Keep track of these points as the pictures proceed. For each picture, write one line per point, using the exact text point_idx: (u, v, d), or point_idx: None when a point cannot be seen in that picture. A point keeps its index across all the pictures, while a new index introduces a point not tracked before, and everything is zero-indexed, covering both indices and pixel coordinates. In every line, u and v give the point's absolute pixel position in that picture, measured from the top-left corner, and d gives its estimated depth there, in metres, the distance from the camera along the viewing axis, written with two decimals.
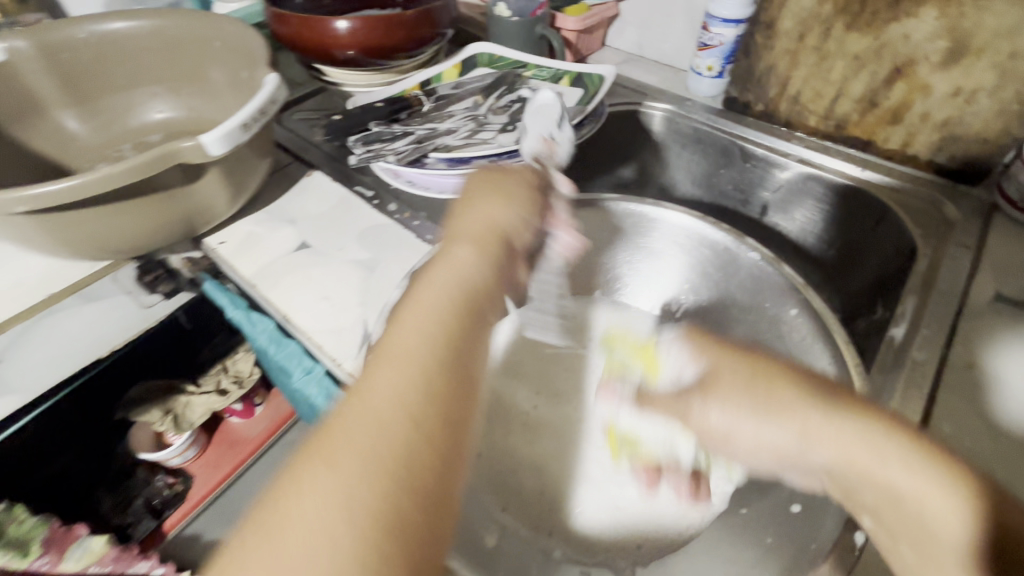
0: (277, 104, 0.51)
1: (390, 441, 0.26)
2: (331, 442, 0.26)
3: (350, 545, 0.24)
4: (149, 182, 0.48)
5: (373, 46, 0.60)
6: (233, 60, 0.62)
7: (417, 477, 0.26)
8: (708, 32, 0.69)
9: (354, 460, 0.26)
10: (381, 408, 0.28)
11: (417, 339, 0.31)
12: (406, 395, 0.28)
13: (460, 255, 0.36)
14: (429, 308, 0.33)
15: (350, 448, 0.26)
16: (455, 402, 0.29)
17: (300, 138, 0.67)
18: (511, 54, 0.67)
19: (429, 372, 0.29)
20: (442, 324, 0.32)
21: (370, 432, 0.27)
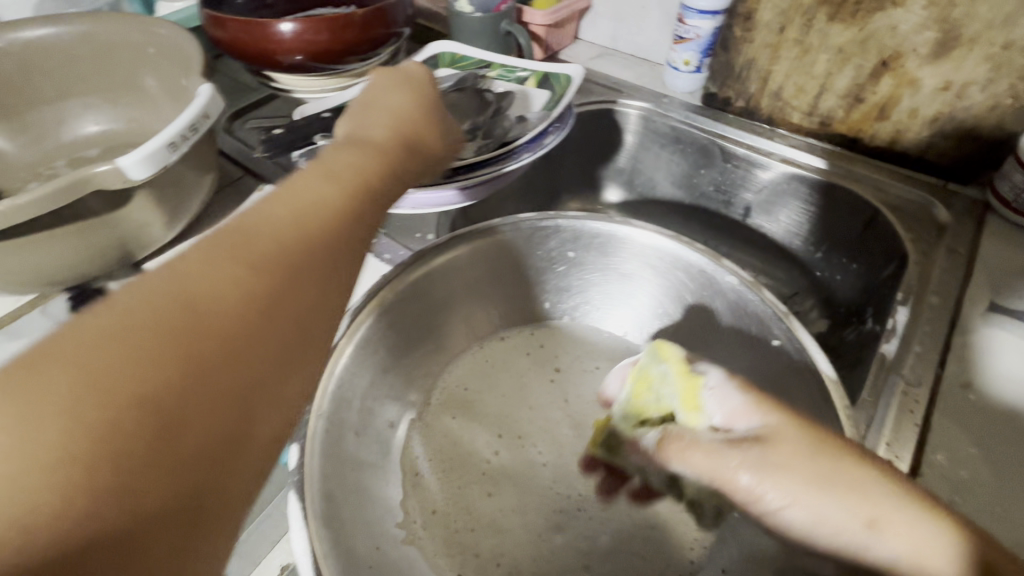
0: (212, 118, 0.47)
1: (159, 380, 0.21)
2: (67, 363, 0.20)
3: (52, 492, 0.18)
4: (70, 209, 0.43)
5: (319, 51, 0.55)
6: (170, 67, 0.57)
7: (182, 429, 0.21)
8: (684, 24, 0.65)
9: (60, 397, 0.20)
10: (154, 342, 0.22)
11: (225, 283, 0.25)
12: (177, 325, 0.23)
13: (315, 178, 0.31)
14: (257, 234, 0.27)
15: (68, 371, 0.20)
16: (261, 354, 0.25)
17: (247, 149, 0.62)
18: (475, 54, 0.63)
19: (238, 324, 0.24)
20: (271, 256, 0.27)
21: (109, 366, 0.21)
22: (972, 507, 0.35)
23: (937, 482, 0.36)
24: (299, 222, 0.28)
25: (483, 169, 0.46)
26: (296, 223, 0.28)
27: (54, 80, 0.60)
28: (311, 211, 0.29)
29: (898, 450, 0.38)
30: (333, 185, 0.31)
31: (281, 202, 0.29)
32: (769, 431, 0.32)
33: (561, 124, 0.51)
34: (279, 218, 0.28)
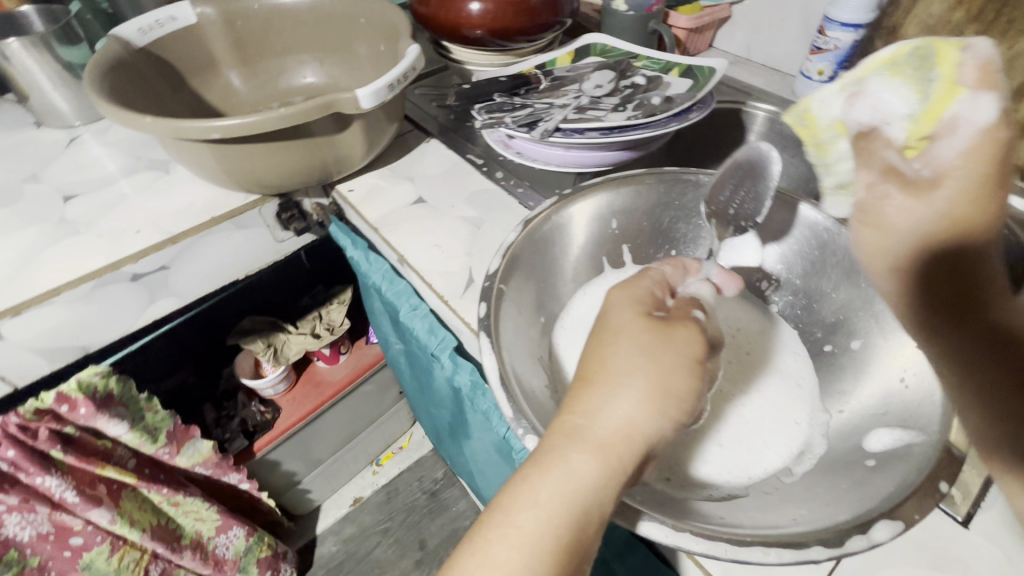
0: (416, 71, 0.58)
1: (537, 562, 0.29)
2: (536, 486, 0.31)
3: None
4: (305, 127, 0.56)
5: (498, 28, 0.66)
6: (376, 35, 0.70)
7: None
8: (824, 36, 0.69)
9: (541, 523, 0.30)
10: (541, 517, 0.30)
11: (572, 486, 0.30)
12: (535, 531, 0.30)
13: (616, 408, 0.32)
14: (574, 478, 0.31)
15: (501, 560, 0.29)
16: (588, 531, 0.30)
17: (420, 110, 0.75)
18: (624, 45, 0.71)
19: (578, 536, 0.30)
20: (589, 500, 0.31)
21: (521, 545, 0.30)
22: None
23: None
24: (634, 433, 0.32)
25: (633, 131, 0.53)
26: (629, 432, 0.32)
27: (283, 38, 0.75)
28: (640, 421, 0.32)
29: None
30: (638, 386, 0.33)
31: (619, 404, 0.32)
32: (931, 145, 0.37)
33: (703, 105, 0.57)
34: (602, 447, 0.31)
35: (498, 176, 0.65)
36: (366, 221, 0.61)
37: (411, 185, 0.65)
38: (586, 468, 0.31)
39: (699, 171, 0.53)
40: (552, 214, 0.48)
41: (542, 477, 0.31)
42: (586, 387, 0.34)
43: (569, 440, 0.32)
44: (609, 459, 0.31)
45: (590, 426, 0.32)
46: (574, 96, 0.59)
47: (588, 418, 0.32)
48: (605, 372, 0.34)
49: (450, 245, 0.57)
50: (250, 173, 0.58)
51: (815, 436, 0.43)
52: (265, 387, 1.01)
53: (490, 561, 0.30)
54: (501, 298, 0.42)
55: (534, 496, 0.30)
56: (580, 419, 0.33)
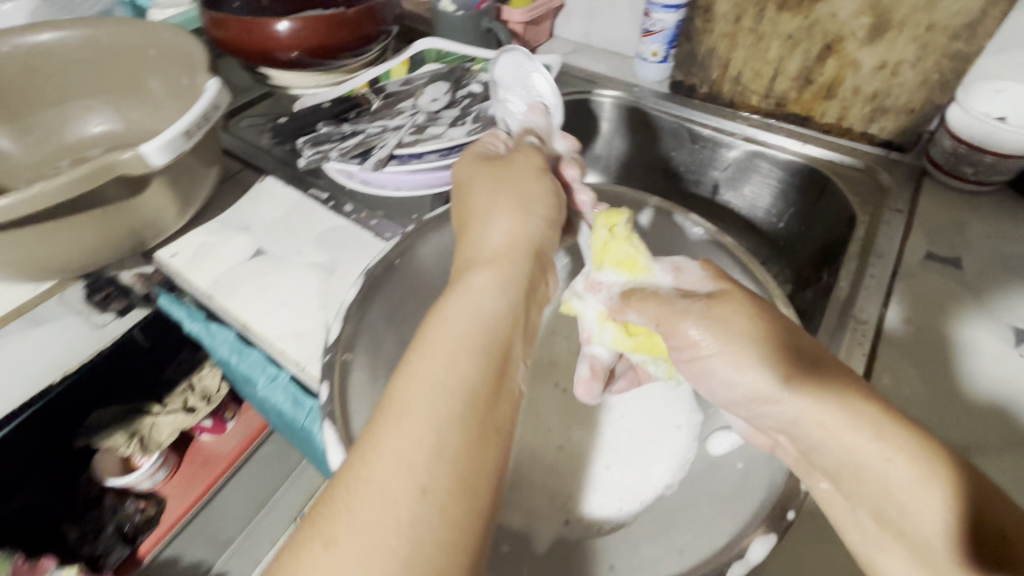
0: (220, 109, 0.50)
1: (462, 377, 0.27)
2: (442, 312, 0.30)
3: (428, 514, 0.23)
4: (91, 197, 0.46)
5: (316, 46, 0.59)
6: (172, 68, 0.60)
7: (485, 413, 0.26)
8: (651, 18, 0.71)
9: (461, 338, 0.29)
10: (462, 332, 0.29)
11: (478, 298, 0.31)
12: (456, 351, 0.28)
13: (498, 225, 0.36)
14: (481, 299, 0.31)
15: (427, 387, 0.26)
16: (507, 353, 0.29)
17: (249, 144, 0.66)
18: (458, 48, 0.67)
19: (501, 339, 0.29)
20: (505, 311, 0.31)
21: (437, 359, 0.28)
22: (914, 416, 0.41)
23: None
24: (519, 241, 0.35)
25: None
26: (513, 242, 0.35)
27: (57, 84, 0.62)
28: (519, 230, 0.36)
29: None
30: (510, 210, 0.37)
31: (495, 225, 0.36)
32: (718, 293, 0.35)
33: None
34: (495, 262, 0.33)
35: (347, 209, 0.59)
36: (197, 288, 0.53)
37: (248, 236, 0.57)
38: (485, 281, 0.32)
39: None
40: (387, 270, 0.43)
41: (446, 302, 0.30)
42: (470, 225, 0.37)
43: (466, 268, 0.33)
44: (505, 267, 0.33)
45: (479, 251, 0.35)
46: (409, 114, 0.55)
47: (476, 246, 0.35)
48: (473, 214, 0.37)
49: (300, 300, 0.50)
50: (32, 260, 0.47)
51: (690, 440, 0.43)
52: (141, 480, 0.89)
53: (417, 383, 0.27)
54: (346, 373, 0.37)
55: (441, 319, 0.30)
56: (468, 250, 0.35)
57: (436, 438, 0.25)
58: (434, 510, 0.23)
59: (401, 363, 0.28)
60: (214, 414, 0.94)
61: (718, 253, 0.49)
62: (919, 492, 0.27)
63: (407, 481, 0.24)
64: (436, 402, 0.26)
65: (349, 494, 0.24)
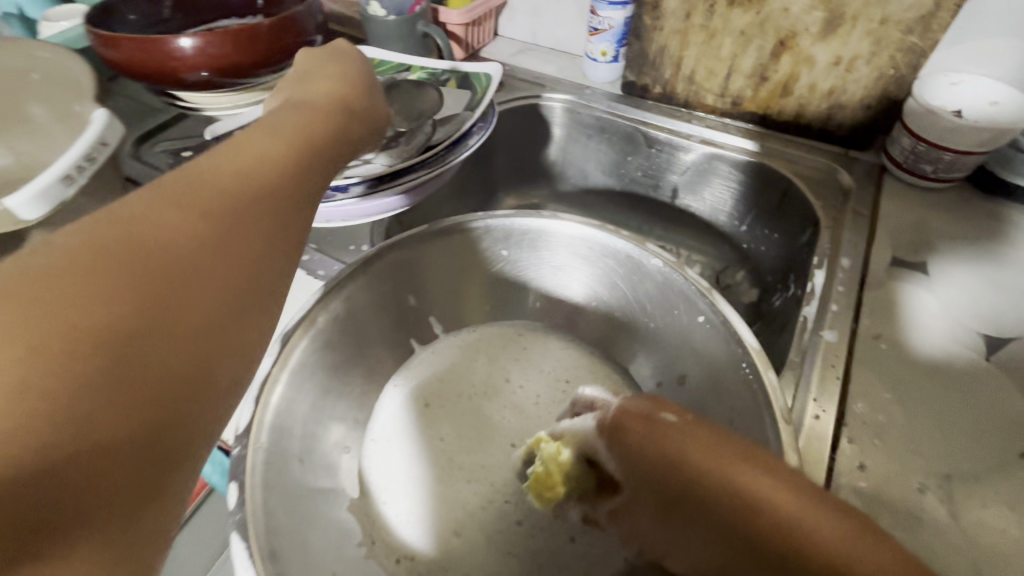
0: (111, 145, 0.44)
1: (179, 245, 0.27)
2: (190, 180, 0.29)
3: (59, 347, 0.21)
4: None
5: (229, 66, 0.53)
6: (60, 94, 0.52)
7: (184, 315, 0.26)
8: (598, 16, 0.67)
9: (206, 181, 0.29)
10: (213, 173, 0.30)
11: (235, 169, 0.31)
12: (185, 207, 0.28)
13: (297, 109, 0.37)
14: (242, 168, 0.31)
15: (152, 219, 0.27)
16: (251, 229, 0.29)
17: (155, 168, 0.58)
18: (392, 57, 0.62)
19: (217, 249, 0.28)
20: (250, 185, 0.30)
21: (174, 208, 0.28)
22: (893, 443, 0.39)
23: (861, 431, 0.39)
24: (303, 130, 0.35)
25: (411, 174, 0.46)
26: (297, 130, 0.35)
27: None
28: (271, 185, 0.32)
29: (826, 405, 0.40)
30: (277, 140, 0.34)
31: (293, 115, 0.36)
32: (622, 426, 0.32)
33: (485, 124, 0.51)
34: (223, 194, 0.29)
35: None
36: None
37: None
38: (264, 146, 0.33)
39: (481, 216, 0.44)
40: (305, 337, 0.36)
41: (211, 155, 0.31)
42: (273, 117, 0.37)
43: (249, 140, 0.33)
44: (276, 162, 0.32)
45: (256, 131, 0.34)
46: None
47: (267, 126, 0.35)
48: (288, 107, 0.37)
49: None
50: None
51: None
52: None
53: (144, 219, 0.26)
54: (264, 463, 0.32)
55: (191, 175, 0.29)
56: (256, 129, 0.34)
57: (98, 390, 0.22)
58: (71, 356, 0.22)
59: (79, 267, 0.24)
60: None
61: (677, 288, 0.41)
62: None
63: (51, 414, 0.20)
64: (126, 330, 0.23)
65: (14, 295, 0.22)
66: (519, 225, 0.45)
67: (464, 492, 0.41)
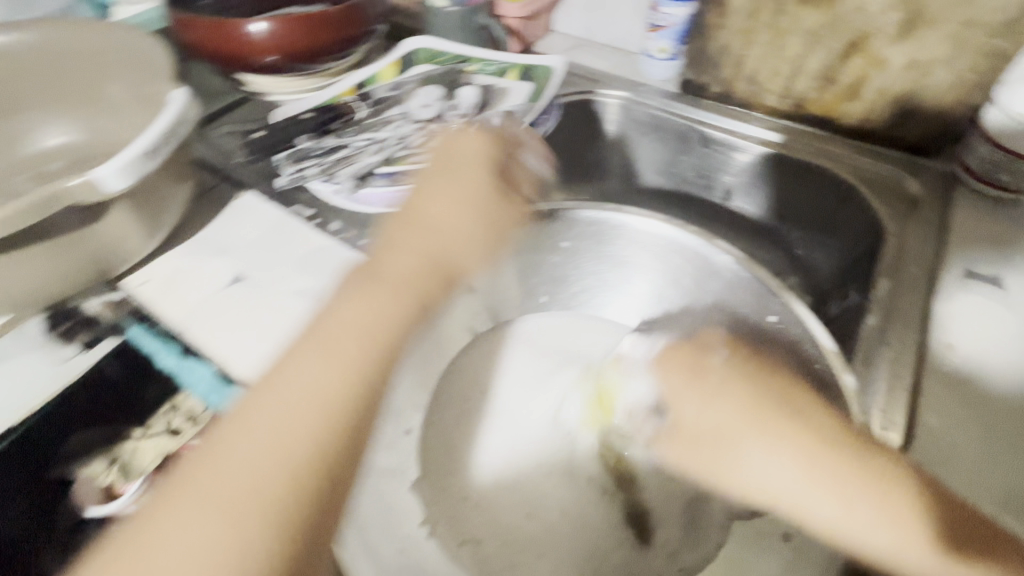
0: (188, 123, 0.45)
1: (290, 467, 0.30)
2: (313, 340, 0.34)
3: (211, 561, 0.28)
4: (43, 226, 0.41)
5: (295, 50, 0.54)
6: (135, 73, 0.54)
7: (295, 509, 0.30)
8: (658, 13, 0.66)
9: (313, 380, 0.33)
10: (316, 384, 0.33)
11: (340, 343, 0.34)
12: (301, 405, 0.32)
13: (403, 255, 0.38)
14: (341, 341, 0.34)
15: (277, 402, 0.32)
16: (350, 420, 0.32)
17: (225, 155, 0.61)
18: (452, 48, 0.62)
19: (326, 446, 0.31)
20: (342, 378, 0.33)
21: (289, 419, 0.32)
22: (960, 461, 0.38)
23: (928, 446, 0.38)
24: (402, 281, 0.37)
25: None
26: (414, 269, 0.38)
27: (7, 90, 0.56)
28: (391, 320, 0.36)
29: (892, 416, 0.39)
30: (381, 294, 0.36)
31: (400, 258, 0.38)
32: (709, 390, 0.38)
33: (547, 116, 0.51)
34: (355, 330, 0.35)
35: (334, 227, 0.54)
36: (172, 322, 0.48)
37: (225, 260, 0.52)
38: (382, 300, 0.36)
39: (561, 203, 0.48)
40: None
41: (337, 308, 0.36)
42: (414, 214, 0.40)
43: (365, 276, 0.37)
44: (390, 301, 0.36)
45: (374, 271, 0.37)
46: (399, 124, 0.50)
47: (375, 265, 0.38)
48: (414, 218, 0.40)
49: (284, 335, 0.46)
50: None
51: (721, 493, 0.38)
52: None
53: (267, 414, 0.32)
54: None
55: (312, 338, 0.34)
56: (369, 265, 0.38)
57: (281, 480, 0.30)
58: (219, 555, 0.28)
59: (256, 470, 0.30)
60: None
61: (745, 284, 0.45)
62: (890, 535, 0.32)
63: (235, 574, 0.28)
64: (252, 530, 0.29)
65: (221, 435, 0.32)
66: (597, 218, 0.49)
67: (530, 472, 0.43)
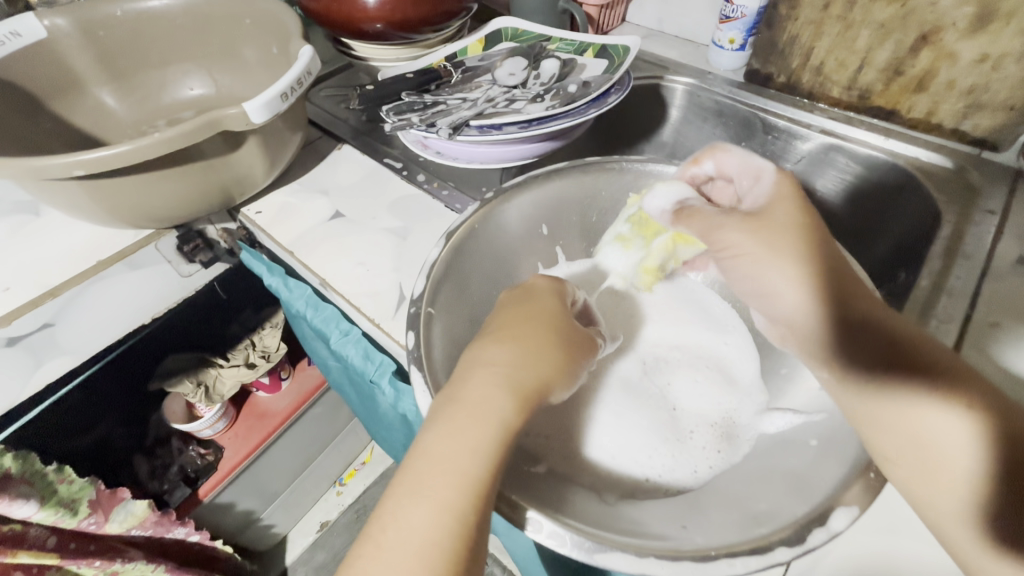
0: (313, 75, 0.53)
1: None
2: (420, 456, 0.30)
3: None
4: (194, 151, 0.50)
5: (400, 21, 0.61)
6: (265, 36, 0.63)
7: None
8: (732, 4, 0.70)
9: (428, 487, 0.28)
10: (437, 473, 0.29)
11: (448, 451, 0.29)
12: (423, 492, 0.28)
13: (487, 369, 0.33)
14: (456, 452, 0.29)
15: (400, 527, 0.28)
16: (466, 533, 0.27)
17: (328, 113, 0.69)
18: (535, 28, 0.67)
19: (449, 547, 0.27)
20: (467, 473, 0.29)
21: (412, 532, 0.27)
22: None
23: None
24: (490, 399, 0.31)
25: (553, 121, 0.51)
26: (515, 383, 0.32)
27: (159, 48, 0.67)
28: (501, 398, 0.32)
29: None
30: (476, 411, 0.31)
31: (487, 372, 0.32)
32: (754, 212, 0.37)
33: (621, 87, 0.55)
34: (470, 407, 0.31)
35: (420, 178, 0.61)
36: (279, 244, 0.56)
37: (326, 199, 0.60)
38: (494, 395, 0.31)
39: (623, 156, 0.50)
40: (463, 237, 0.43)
41: (435, 431, 0.30)
42: (501, 339, 0.35)
43: (461, 380, 0.32)
44: (488, 409, 0.31)
45: (462, 389, 0.32)
46: (487, 89, 0.56)
47: (463, 379, 0.32)
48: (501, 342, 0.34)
49: (375, 262, 0.53)
50: (139, 206, 0.51)
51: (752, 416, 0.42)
52: (202, 428, 0.94)
53: (402, 523, 0.28)
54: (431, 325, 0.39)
55: (416, 456, 0.30)
56: (458, 383, 0.32)
57: (444, 538, 0.27)
58: None
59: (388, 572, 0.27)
60: (271, 372, 0.99)
61: None
62: (950, 443, 0.28)
63: None
64: None
65: (360, 560, 0.28)
66: (657, 171, 0.50)
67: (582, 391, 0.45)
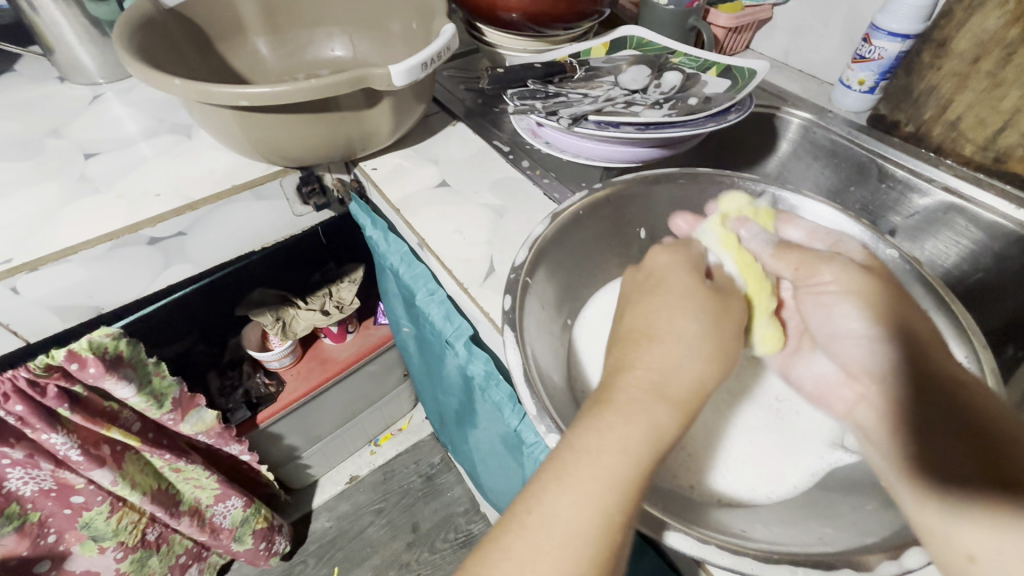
0: (451, 50, 0.57)
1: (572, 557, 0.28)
2: (598, 443, 0.30)
3: None
4: (336, 102, 0.55)
5: (535, 13, 0.65)
6: (409, 13, 0.68)
7: None
8: (870, 44, 0.67)
9: (597, 483, 0.29)
10: (612, 466, 0.30)
11: (619, 452, 0.30)
12: (594, 479, 0.30)
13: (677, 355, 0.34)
14: (625, 448, 0.30)
15: (568, 496, 0.29)
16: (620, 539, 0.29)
17: (448, 91, 0.73)
18: (660, 39, 0.68)
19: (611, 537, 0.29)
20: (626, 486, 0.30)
21: (578, 510, 0.29)
22: None
23: None
24: (701, 386, 0.33)
25: (669, 128, 0.52)
26: (697, 389, 0.33)
27: (314, 9, 0.73)
28: (704, 379, 0.34)
29: None
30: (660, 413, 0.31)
31: (682, 357, 0.34)
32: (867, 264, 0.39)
33: (742, 107, 0.56)
34: (655, 426, 0.31)
35: (524, 165, 0.63)
36: (388, 201, 0.60)
37: (435, 167, 0.64)
38: (667, 420, 0.32)
39: (735, 172, 0.50)
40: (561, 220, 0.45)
41: (612, 421, 0.31)
42: (653, 338, 0.35)
43: (651, 395, 0.32)
44: (683, 411, 0.32)
45: (663, 380, 0.33)
46: (609, 89, 0.58)
47: (664, 375, 0.33)
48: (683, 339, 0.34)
49: (471, 232, 0.56)
50: (276, 142, 0.57)
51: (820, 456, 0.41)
52: (271, 359, 1.01)
53: (569, 493, 0.29)
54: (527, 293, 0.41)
55: (593, 448, 0.30)
56: (654, 374, 0.33)
57: (593, 530, 0.29)
58: None
59: (551, 534, 0.29)
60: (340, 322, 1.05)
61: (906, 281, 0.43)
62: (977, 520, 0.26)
63: None
64: None
65: (515, 535, 0.29)
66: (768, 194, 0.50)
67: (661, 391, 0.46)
